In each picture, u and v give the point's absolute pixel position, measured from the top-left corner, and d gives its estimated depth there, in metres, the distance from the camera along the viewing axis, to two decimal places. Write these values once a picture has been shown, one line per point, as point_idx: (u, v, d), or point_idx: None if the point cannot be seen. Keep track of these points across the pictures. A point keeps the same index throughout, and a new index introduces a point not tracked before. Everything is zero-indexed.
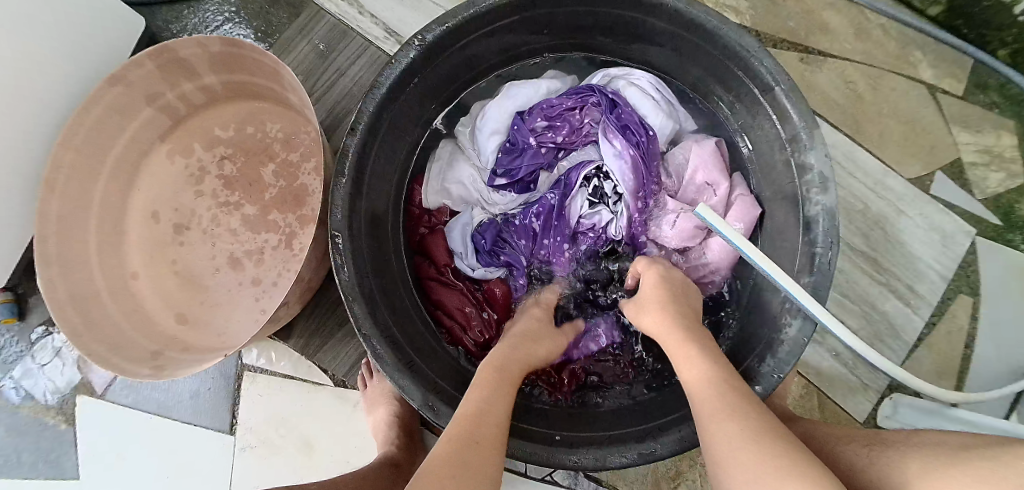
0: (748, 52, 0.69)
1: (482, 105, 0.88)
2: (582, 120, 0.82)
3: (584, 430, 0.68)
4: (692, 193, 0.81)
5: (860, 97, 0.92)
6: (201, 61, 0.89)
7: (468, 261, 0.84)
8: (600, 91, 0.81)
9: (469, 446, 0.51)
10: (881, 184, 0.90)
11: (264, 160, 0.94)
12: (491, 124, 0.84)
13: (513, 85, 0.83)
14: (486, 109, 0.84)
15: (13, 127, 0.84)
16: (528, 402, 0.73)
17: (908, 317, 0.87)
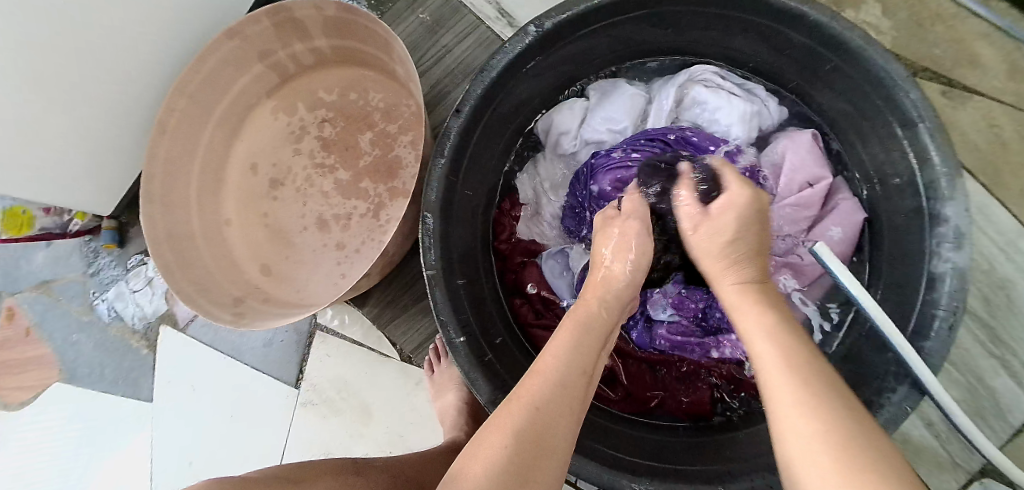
0: (895, 82, 0.63)
1: (545, 129, 0.84)
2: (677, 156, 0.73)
3: (651, 458, 0.66)
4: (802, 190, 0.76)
5: (1004, 145, 0.83)
6: (315, 23, 0.91)
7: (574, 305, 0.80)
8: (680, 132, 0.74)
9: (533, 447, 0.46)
10: (1012, 245, 0.81)
11: (363, 128, 0.95)
12: (567, 137, 0.82)
13: (574, 104, 0.82)
14: (553, 125, 0.82)
15: (135, 66, 0.88)
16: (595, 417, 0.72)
17: (1018, 396, 0.79)
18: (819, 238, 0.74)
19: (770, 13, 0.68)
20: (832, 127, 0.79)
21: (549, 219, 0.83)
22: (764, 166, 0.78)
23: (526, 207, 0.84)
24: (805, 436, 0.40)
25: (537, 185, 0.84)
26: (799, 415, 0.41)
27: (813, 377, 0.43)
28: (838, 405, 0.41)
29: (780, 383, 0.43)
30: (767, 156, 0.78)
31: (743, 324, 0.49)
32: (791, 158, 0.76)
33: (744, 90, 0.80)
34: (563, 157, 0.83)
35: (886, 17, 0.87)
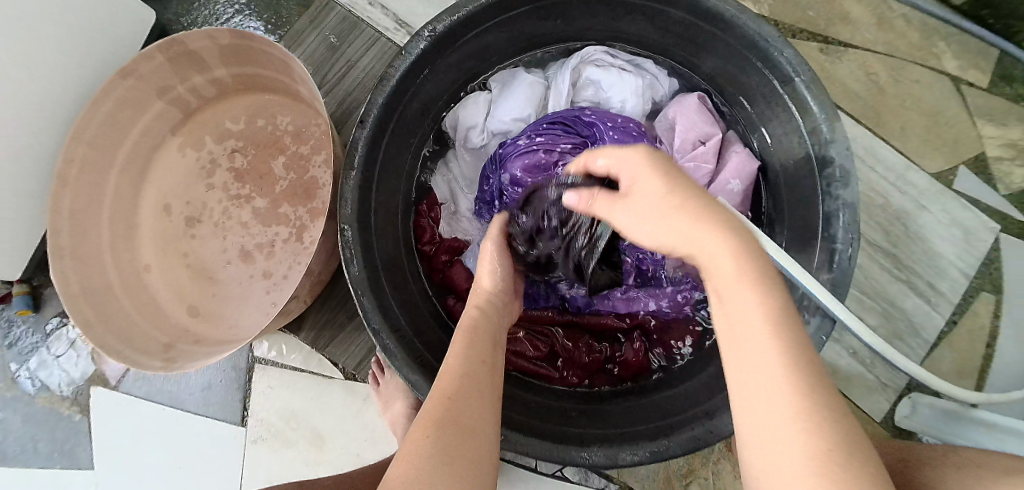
0: (768, 43, 0.68)
1: (453, 123, 0.84)
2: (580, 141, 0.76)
3: (597, 425, 0.68)
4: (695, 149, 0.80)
5: (881, 90, 0.89)
6: (212, 54, 0.89)
7: None
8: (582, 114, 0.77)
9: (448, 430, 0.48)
10: (902, 178, 0.87)
11: (275, 152, 0.94)
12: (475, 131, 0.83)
13: (477, 96, 0.83)
14: (459, 119, 0.83)
15: (22, 121, 0.84)
16: (539, 399, 0.73)
17: (928, 315, 0.84)
18: (720, 192, 0.78)
19: None
20: (720, 92, 0.82)
21: (468, 215, 0.84)
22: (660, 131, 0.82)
23: (446, 205, 0.85)
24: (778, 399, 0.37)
25: (452, 179, 0.86)
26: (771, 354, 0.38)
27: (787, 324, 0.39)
28: (826, 393, 0.37)
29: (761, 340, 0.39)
30: (660, 121, 0.83)
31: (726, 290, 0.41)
32: (684, 123, 0.80)
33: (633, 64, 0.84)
34: (473, 151, 0.85)
35: None
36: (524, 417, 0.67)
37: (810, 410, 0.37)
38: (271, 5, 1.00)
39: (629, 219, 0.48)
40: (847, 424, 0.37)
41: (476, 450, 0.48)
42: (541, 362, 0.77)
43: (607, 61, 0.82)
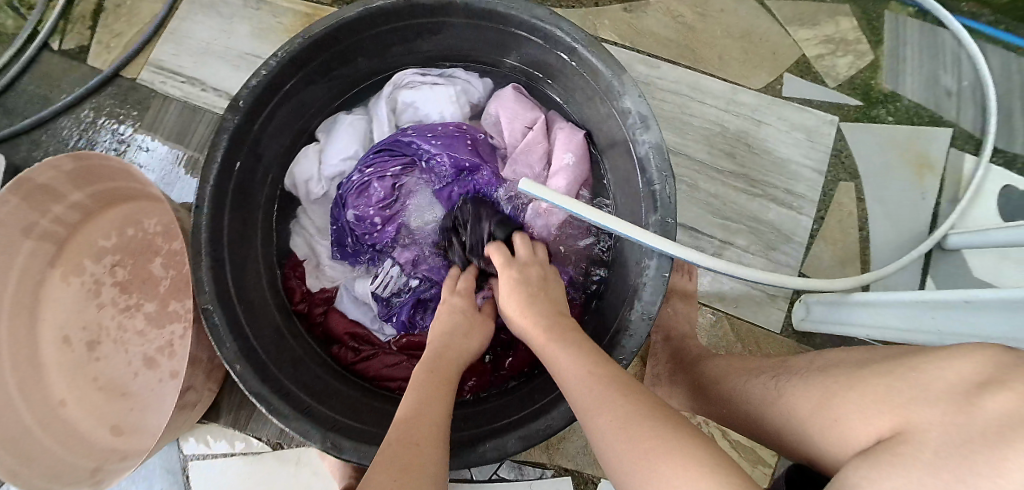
0: (542, 22, 0.71)
1: (292, 183, 0.86)
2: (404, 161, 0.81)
3: (491, 422, 0.69)
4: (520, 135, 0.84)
5: (690, 29, 0.93)
6: (63, 183, 0.89)
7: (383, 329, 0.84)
8: (400, 135, 0.81)
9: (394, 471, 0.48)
10: (733, 102, 0.90)
11: (151, 256, 0.96)
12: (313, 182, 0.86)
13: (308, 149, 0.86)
14: (295, 176, 0.86)
15: None
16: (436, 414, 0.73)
17: (795, 221, 0.88)
18: (559, 165, 0.80)
19: (424, 9, 0.74)
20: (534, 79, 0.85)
21: (329, 263, 0.86)
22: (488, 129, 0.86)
23: (307, 261, 0.86)
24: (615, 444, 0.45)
25: (308, 236, 0.87)
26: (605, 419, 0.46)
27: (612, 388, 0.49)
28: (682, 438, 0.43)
29: (599, 406, 0.48)
30: (485, 120, 0.87)
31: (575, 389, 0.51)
32: (501, 115, 0.84)
33: (443, 76, 0.88)
34: (319, 201, 0.87)
35: None
36: None
37: (627, 416, 0.46)
38: (113, 116, 1.02)
39: (519, 329, 0.61)
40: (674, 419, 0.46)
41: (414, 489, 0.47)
42: None
43: (419, 80, 0.86)
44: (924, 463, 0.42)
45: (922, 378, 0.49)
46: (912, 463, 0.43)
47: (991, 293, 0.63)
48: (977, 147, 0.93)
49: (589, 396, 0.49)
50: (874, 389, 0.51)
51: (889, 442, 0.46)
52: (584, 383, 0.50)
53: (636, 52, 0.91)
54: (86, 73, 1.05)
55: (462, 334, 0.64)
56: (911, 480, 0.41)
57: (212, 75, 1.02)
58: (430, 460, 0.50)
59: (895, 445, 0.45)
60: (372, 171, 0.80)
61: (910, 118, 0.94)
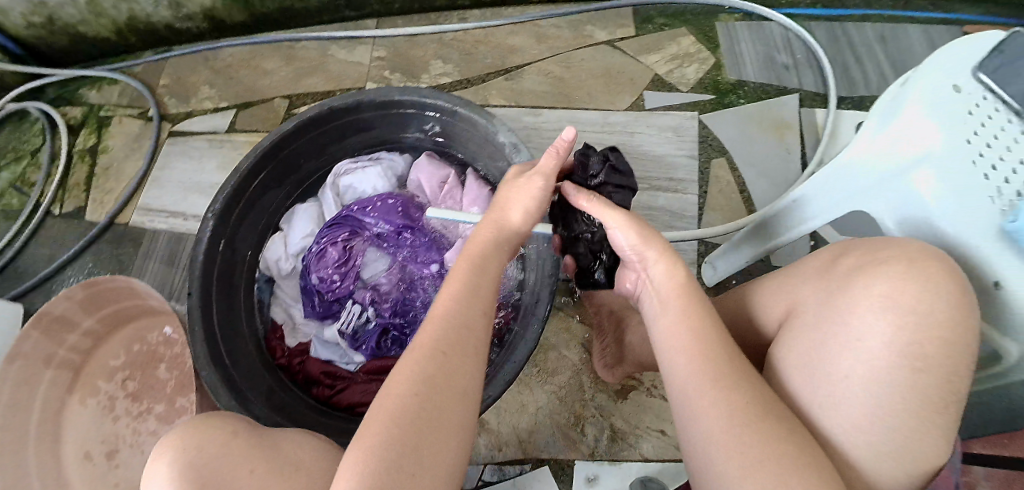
0: (427, 96, 0.89)
1: (265, 262, 1.00)
2: (353, 227, 0.95)
3: None
4: (441, 189, 0.98)
5: (560, 78, 1.13)
6: (76, 311, 1.06)
7: (351, 360, 0.94)
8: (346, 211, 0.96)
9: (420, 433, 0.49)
10: (607, 123, 1.09)
11: (155, 363, 1.11)
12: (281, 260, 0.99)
13: (274, 238, 1.01)
14: (266, 255, 1.00)
15: None
16: None
17: (681, 199, 1.04)
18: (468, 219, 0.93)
19: (339, 111, 0.92)
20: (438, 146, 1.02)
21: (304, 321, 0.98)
22: (415, 194, 1.00)
23: (286, 324, 0.98)
24: (711, 406, 0.53)
25: (283, 304, 1.00)
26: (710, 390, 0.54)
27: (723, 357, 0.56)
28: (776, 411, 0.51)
29: (698, 370, 0.55)
30: (410, 184, 1.01)
31: (672, 348, 0.59)
32: (423, 176, 0.99)
33: (371, 158, 1.03)
34: (290, 275, 1.00)
35: (447, 64, 1.17)
36: None
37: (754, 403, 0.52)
38: (112, 257, 1.19)
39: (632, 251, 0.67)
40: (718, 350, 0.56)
41: (439, 451, 0.49)
42: None
43: (352, 165, 1.02)
44: (819, 325, 0.58)
45: (837, 277, 0.59)
46: (803, 337, 0.59)
47: (945, 83, 0.61)
48: (823, 102, 1.14)
49: (693, 358, 0.57)
50: (806, 299, 0.61)
51: (790, 324, 0.62)
52: (693, 352, 0.57)
53: (521, 108, 1.11)
54: (85, 227, 1.24)
55: (468, 303, 0.59)
56: (806, 342, 0.58)
57: (188, 205, 1.20)
58: (450, 418, 0.51)
59: (793, 327, 0.61)
60: (327, 239, 0.94)
61: (760, 96, 1.14)
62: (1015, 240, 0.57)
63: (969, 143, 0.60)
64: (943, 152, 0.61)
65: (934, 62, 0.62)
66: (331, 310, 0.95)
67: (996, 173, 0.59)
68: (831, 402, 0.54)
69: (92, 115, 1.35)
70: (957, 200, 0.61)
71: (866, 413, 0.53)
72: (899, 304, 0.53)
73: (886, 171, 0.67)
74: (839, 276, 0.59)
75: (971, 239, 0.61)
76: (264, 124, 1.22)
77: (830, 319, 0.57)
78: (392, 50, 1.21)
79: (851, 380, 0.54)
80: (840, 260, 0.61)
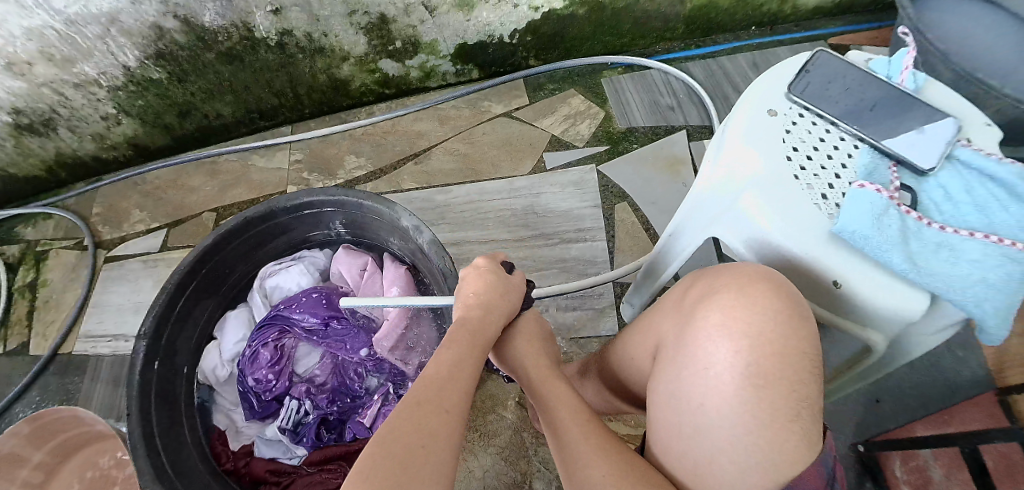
0: (334, 195, 0.97)
1: (201, 371, 1.03)
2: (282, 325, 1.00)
3: None
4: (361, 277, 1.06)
5: (466, 155, 1.23)
6: (25, 447, 1.04)
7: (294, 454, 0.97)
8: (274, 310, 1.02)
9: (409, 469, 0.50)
10: (514, 188, 1.18)
11: (110, 487, 1.12)
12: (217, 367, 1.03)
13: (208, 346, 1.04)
14: (202, 364, 1.03)
15: None
16: None
17: (592, 247, 1.11)
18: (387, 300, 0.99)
19: (256, 220, 0.99)
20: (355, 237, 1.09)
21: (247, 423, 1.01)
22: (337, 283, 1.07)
23: (229, 429, 1.01)
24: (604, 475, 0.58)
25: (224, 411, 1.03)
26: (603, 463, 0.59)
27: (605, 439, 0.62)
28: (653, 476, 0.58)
29: (588, 447, 0.61)
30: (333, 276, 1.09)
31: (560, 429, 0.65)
32: (343, 267, 1.06)
33: (294, 257, 1.11)
34: (228, 381, 1.04)
35: (361, 157, 1.27)
36: None
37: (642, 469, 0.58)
38: (60, 388, 1.19)
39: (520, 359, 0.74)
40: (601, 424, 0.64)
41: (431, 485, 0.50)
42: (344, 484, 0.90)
43: (276, 266, 1.09)
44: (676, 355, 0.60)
45: (691, 306, 0.62)
46: (668, 368, 0.60)
47: (760, 112, 0.71)
48: (710, 133, 1.24)
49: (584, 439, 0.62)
50: (666, 329, 0.65)
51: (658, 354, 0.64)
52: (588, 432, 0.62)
53: (433, 187, 1.20)
54: (29, 362, 1.25)
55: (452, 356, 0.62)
56: (668, 374, 0.60)
57: (131, 325, 1.24)
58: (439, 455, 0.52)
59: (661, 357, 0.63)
60: (259, 340, 0.99)
61: (651, 138, 1.24)
62: (845, 240, 0.62)
63: (789, 160, 0.68)
64: (768, 173, 0.67)
65: (757, 92, 0.72)
66: (270, 408, 0.99)
67: (816, 181, 0.67)
68: (693, 430, 0.56)
69: (30, 251, 1.38)
70: (782, 209, 0.66)
71: (727, 439, 0.54)
72: (739, 328, 0.56)
73: (723, 200, 0.71)
74: (689, 308, 0.62)
75: (807, 243, 0.64)
76: (194, 237, 1.29)
77: (684, 352, 0.59)
78: (308, 151, 1.31)
79: (710, 410, 0.55)
80: (688, 293, 0.64)
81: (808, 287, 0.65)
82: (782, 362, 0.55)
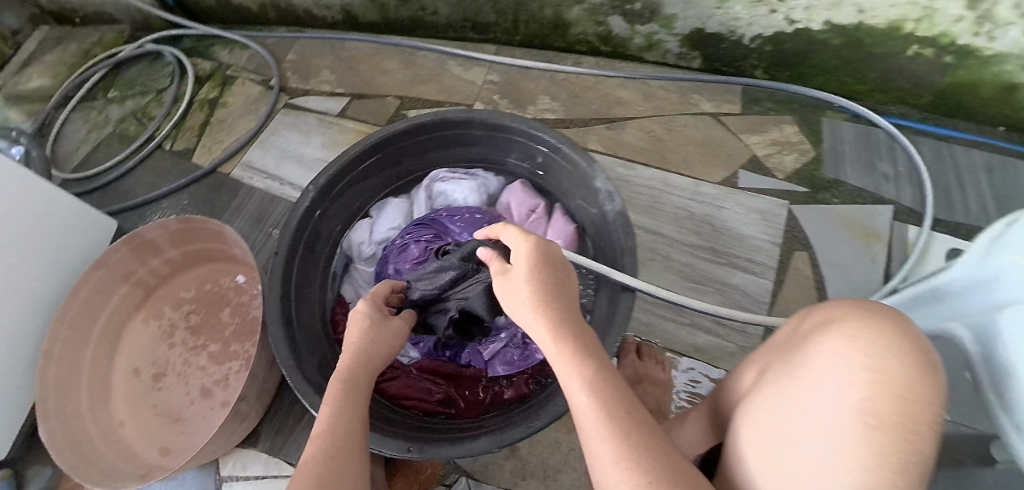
0: (535, 131, 0.95)
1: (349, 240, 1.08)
2: (437, 232, 1.01)
3: (482, 428, 0.81)
4: (530, 216, 1.04)
5: (660, 140, 1.17)
6: (164, 240, 1.11)
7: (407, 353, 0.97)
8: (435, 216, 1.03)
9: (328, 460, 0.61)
10: (697, 192, 1.11)
11: (220, 305, 1.15)
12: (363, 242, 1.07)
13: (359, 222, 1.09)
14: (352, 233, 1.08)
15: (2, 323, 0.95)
16: (439, 425, 0.85)
17: (755, 283, 1.04)
18: None
19: (450, 124, 1.00)
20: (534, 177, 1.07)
21: None
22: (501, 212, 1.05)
23: (353, 304, 1.05)
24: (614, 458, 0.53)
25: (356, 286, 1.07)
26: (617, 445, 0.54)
27: (631, 418, 0.55)
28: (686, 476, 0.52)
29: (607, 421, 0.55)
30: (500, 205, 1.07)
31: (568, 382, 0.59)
32: (516, 201, 1.05)
33: (468, 172, 1.10)
34: (368, 259, 1.08)
35: (553, 101, 1.24)
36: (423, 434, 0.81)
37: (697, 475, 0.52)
38: (207, 200, 1.29)
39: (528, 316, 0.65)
40: (641, 423, 0.55)
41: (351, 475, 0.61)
42: (444, 404, 0.90)
43: (448, 175, 1.09)
44: (783, 378, 0.56)
45: (806, 336, 0.58)
46: (771, 387, 0.57)
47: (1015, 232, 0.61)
48: (919, 220, 1.10)
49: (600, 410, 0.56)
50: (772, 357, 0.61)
51: (761, 377, 0.61)
52: (606, 404, 0.56)
53: (617, 159, 1.15)
54: (188, 168, 1.33)
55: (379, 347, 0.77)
56: (773, 400, 0.55)
57: (288, 172, 1.29)
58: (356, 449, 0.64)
59: (767, 378, 0.59)
60: (412, 236, 1.01)
61: (855, 200, 1.12)
62: None
63: None
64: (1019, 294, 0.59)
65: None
66: None
67: None
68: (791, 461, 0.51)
69: (218, 72, 1.46)
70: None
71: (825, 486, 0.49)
72: (857, 360, 0.52)
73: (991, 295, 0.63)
74: (802, 334, 0.59)
75: None
76: (371, 117, 1.30)
77: (793, 373, 0.55)
78: (504, 78, 1.29)
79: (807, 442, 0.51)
80: (806, 321, 0.60)
81: (1013, 420, 0.58)
82: (910, 420, 0.49)
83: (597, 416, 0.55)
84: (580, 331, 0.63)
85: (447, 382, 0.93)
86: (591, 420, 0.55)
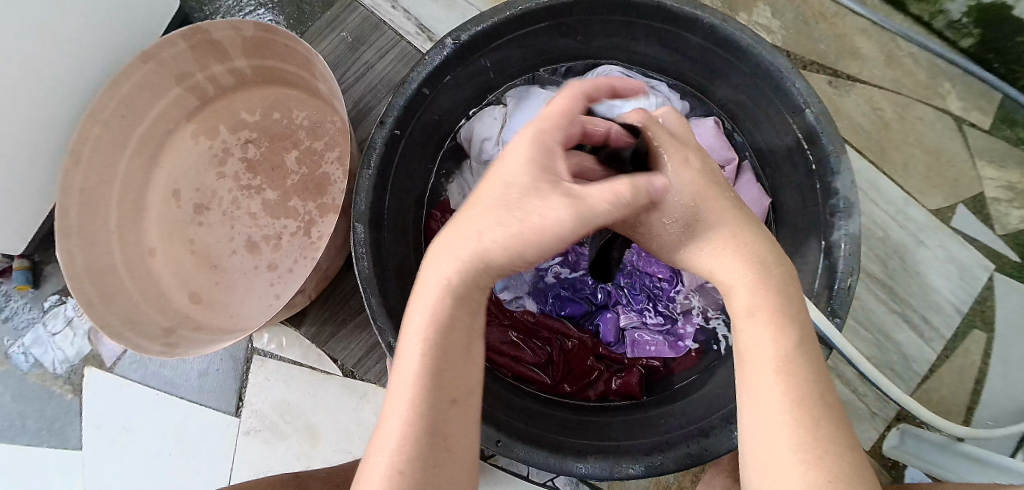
0: (781, 73, 0.70)
1: (470, 131, 0.88)
2: None
3: (576, 434, 0.69)
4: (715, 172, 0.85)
5: (886, 124, 0.93)
6: (234, 44, 0.90)
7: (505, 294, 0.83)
8: None
9: (432, 442, 0.43)
10: (904, 213, 0.91)
11: (288, 147, 0.94)
12: (489, 135, 0.87)
13: (487, 109, 0.87)
14: (476, 123, 0.87)
15: (24, 106, 0.81)
16: (521, 400, 0.73)
17: (918, 349, 0.89)
18: None
19: (664, 16, 0.74)
20: (734, 121, 0.85)
21: None
22: None
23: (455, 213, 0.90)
24: (783, 438, 0.40)
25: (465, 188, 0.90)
26: (777, 403, 0.41)
27: (812, 396, 0.41)
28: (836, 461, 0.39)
29: (767, 381, 0.42)
30: None
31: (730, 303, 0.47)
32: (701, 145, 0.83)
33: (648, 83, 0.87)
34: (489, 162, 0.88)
35: (776, 17, 0.96)
36: (499, 411, 0.69)
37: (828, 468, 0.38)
38: (294, 1, 1.02)
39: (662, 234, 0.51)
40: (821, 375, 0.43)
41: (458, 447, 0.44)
42: (538, 370, 0.78)
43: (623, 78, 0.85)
44: None
45: None
46: None
47: None
48: None
49: (769, 376, 0.42)
50: None
51: None
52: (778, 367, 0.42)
53: None
54: None
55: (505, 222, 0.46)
56: None
57: None
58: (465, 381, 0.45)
59: None
60: None
61: None
62: None
63: None
64: None
65: None
66: None
67: None
68: None
69: None
70: None
71: None
72: None
73: None
74: None
75: None
76: None
77: None
78: None
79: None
80: None
81: None
82: None
83: (775, 369, 0.42)
84: (761, 255, 0.47)
85: (551, 347, 0.79)
86: (763, 353, 0.43)
